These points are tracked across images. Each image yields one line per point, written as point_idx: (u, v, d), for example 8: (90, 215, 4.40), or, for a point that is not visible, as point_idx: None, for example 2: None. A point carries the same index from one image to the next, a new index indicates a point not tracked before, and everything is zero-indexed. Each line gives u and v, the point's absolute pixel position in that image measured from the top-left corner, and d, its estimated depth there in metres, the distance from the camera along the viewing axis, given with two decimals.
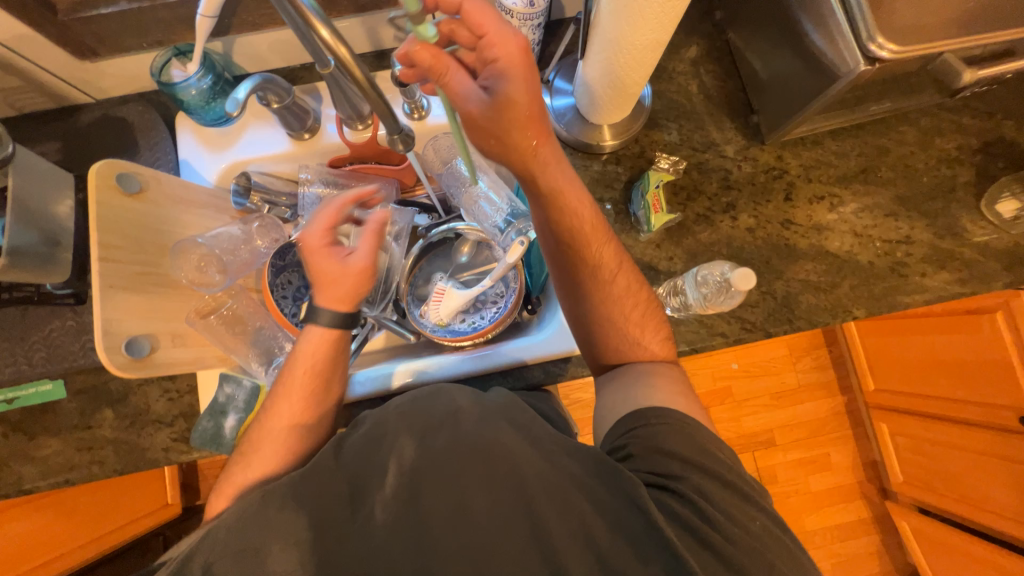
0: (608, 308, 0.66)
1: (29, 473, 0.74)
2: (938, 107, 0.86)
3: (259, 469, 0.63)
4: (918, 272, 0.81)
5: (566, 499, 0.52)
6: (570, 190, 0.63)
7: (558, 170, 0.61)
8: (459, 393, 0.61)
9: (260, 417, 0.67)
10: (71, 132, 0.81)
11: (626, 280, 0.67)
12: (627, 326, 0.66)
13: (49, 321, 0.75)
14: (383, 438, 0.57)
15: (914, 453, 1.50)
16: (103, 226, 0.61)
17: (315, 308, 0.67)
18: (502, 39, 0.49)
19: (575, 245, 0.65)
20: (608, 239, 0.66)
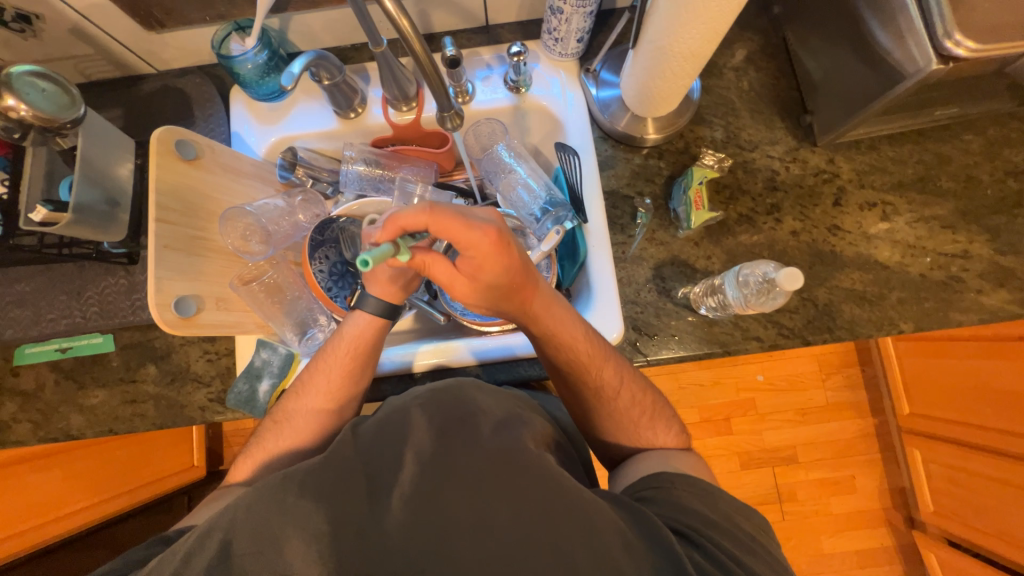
0: (606, 420, 0.69)
1: (77, 419, 0.79)
2: (1009, 115, 0.81)
3: (289, 441, 0.69)
4: (974, 288, 0.77)
5: (584, 509, 0.50)
6: (566, 327, 0.64)
7: (550, 313, 0.63)
8: (481, 395, 0.62)
9: (296, 389, 0.71)
10: (133, 99, 0.85)
11: (630, 393, 0.68)
12: (632, 421, 0.68)
13: (104, 278, 0.79)
14: (404, 426, 0.58)
15: (949, 483, 1.43)
16: (162, 189, 0.65)
17: (363, 296, 0.69)
18: (478, 242, 0.52)
19: (572, 373, 0.66)
20: (609, 362, 0.66)
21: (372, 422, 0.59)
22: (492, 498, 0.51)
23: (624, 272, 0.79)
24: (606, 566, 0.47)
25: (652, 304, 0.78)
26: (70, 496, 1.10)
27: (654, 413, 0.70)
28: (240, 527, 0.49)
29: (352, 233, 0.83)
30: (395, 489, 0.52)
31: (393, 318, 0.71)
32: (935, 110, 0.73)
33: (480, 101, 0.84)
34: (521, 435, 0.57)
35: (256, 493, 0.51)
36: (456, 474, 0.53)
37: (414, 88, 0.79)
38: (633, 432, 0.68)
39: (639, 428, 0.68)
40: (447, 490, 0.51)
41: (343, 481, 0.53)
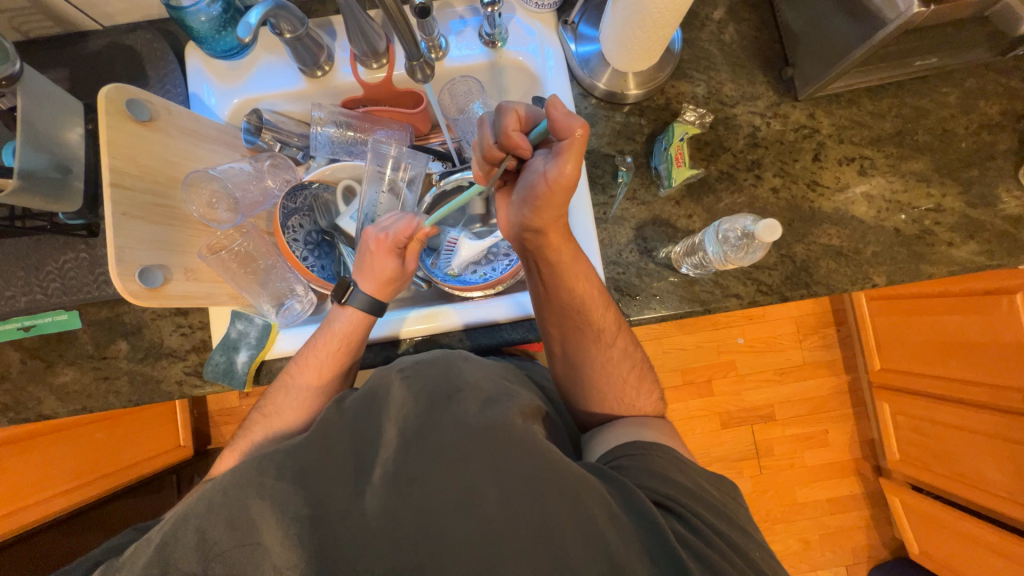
0: (597, 370, 0.69)
1: (47, 398, 0.76)
2: (984, 67, 0.81)
3: (274, 429, 0.68)
4: (945, 241, 0.78)
5: (570, 487, 0.50)
6: (574, 264, 0.64)
7: (566, 246, 0.63)
8: (468, 367, 0.63)
9: (281, 381, 0.71)
10: (79, 58, 0.79)
11: (623, 344, 0.70)
12: (619, 387, 0.69)
13: (63, 252, 0.74)
14: (387, 400, 0.59)
15: (914, 433, 1.51)
16: (115, 151, 0.60)
17: (354, 289, 0.72)
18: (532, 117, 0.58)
19: (580, 312, 0.67)
20: (609, 306, 0.68)
21: (356, 395, 0.61)
22: (477, 473, 0.51)
23: (605, 233, 0.79)
24: (592, 536, 0.48)
25: (634, 265, 0.78)
26: (51, 481, 1.08)
27: (641, 370, 0.71)
28: (218, 514, 0.49)
29: (326, 200, 0.85)
30: (385, 465, 0.53)
31: (379, 312, 0.73)
32: (915, 61, 0.72)
33: (454, 57, 0.80)
34: (508, 409, 0.57)
35: (237, 477, 0.51)
36: (443, 448, 0.53)
37: (384, 43, 0.75)
38: (621, 390, 0.69)
39: (622, 400, 0.69)
40: (438, 463, 0.52)
41: (328, 462, 0.53)
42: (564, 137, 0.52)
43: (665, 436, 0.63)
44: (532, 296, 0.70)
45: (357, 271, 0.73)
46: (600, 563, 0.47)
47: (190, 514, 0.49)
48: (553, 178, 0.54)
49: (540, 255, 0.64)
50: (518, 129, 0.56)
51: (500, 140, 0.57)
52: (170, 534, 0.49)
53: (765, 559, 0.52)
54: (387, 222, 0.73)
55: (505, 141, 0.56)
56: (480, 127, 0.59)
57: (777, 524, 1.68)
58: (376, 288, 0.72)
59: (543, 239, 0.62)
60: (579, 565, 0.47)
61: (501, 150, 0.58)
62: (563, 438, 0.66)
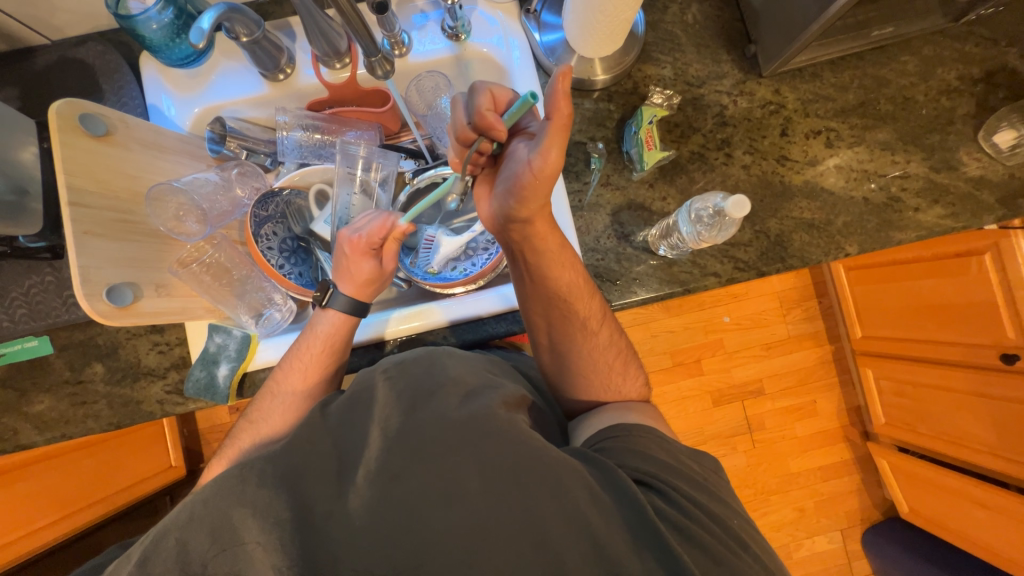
0: (586, 357, 0.70)
1: (23, 427, 0.74)
2: (940, 34, 0.83)
3: (260, 437, 0.67)
4: (912, 207, 0.80)
5: (553, 474, 0.50)
6: (561, 250, 0.64)
7: (553, 234, 0.63)
8: (453, 362, 0.63)
9: (267, 387, 0.71)
10: (29, 75, 0.76)
11: (609, 330, 0.70)
12: (608, 373, 0.70)
13: (27, 276, 0.72)
14: (371, 401, 0.59)
15: (898, 396, 1.55)
16: (70, 168, 0.59)
17: (333, 292, 0.72)
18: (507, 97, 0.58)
19: (566, 299, 0.67)
20: (594, 295, 0.69)
21: (340, 400, 0.60)
22: (460, 467, 0.51)
23: (582, 221, 0.79)
24: (574, 518, 0.48)
25: (612, 250, 0.78)
26: (40, 511, 1.05)
27: (627, 356, 0.72)
28: (199, 526, 0.48)
29: (298, 206, 0.83)
30: (371, 464, 0.52)
31: (362, 314, 0.73)
32: (872, 31, 0.73)
33: (418, 53, 0.79)
34: (492, 401, 0.57)
35: (218, 487, 0.50)
36: (425, 444, 0.53)
37: (345, 43, 0.73)
38: (608, 375, 0.70)
39: (608, 385, 0.70)
40: (420, 457, 0.52)
41: (310, 467, 0.53)
42: (548, 119, 0.51)
43: (648, 416, 0.64)
44: (517, 285, 0.70)
45: (336, 276, 0.73)
46: (586, 546, 0.47)
47: (170, 527, 0.49)
48: (538, 168, 0.54)
49: (527, 243, 0.63)
50: (492, 109, 0.56)
51: (475, 121, 0.56)
52: (148, 551, 0.47)
53: (746, 529, 0.53)
54: (361, 222, 0.72)
55: (480, 122, 0.55)
56: (455, 109, 0.58)
57: (772, 495, 1.71)
58: (354, 288, 0.72)
59: (529, 227, 0.61)
60: (565, 551, 0.47)
61: (474, 131, 0.57)
62: (551, 427, 0.66)
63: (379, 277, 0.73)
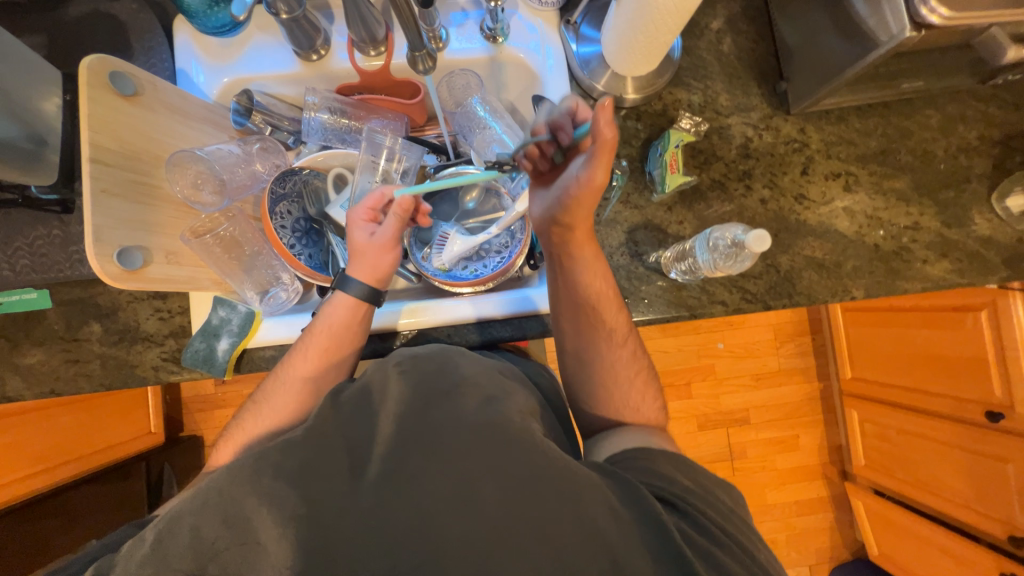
0: (607, 369, 0.70)
1: (11, 379, 0.73)
2: (966, 93, 0.84)
3: (266, 421, 0.67)
4: (920, 258, 0.82)
5: (570, 489, 0.50)
6: (593, 259, 0.66)
7: (588, 243, 0.65)
8: (464, 361, 0.63)
9: (275, 371, 0.70)
10: (58, 25, 0.75)
11: (633, 346, 0.71)
12: (629, 389, 0.70)
13: (34, 227, 0.71)
14: (383, 395, 0.59)
15: (880, 441, 1.57)
16: (94, 125, 0.58)
17: (347, 278, 0.71)
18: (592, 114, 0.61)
19: (593, 307, 0.68)
20: (621, 307, 0.69)
21: (351, 389, 0.60)
22: (478, 472, 0.51)
23: (597, 235, 0.79)
24: (590, 538, 0.48)
25: (624, 268, 0.79)
26: (18, 461, 1.04)
27: (648, 374, 0.71)
28: (213, 511, 0.49)
29: (315, 187, 0.83)
30: (380, 455, 0.53)
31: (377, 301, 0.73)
32: (902, 83, 0.75)
33: (454, 50, 0.79)
34: (506, 408, 0.57)
35: (233, 470, 0.52)
36: (442, 444, 0.53)
37: (383, 31, 0.74)
38: (626, 389, 0.70)
39: (628, 402, 0.69)
40: (433, 455, 0.52)
41: (312, 458, 0.52)
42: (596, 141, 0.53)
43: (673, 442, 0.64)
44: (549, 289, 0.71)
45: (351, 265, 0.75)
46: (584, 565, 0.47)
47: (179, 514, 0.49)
48: (583, 182, 0.57)
49: (563, 249, 0.66)
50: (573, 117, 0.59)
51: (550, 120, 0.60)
52: (172, 522, 0.49)
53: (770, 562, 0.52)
54: None
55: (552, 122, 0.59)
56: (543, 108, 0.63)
57: None
58: (368, 274, 0.72)
59: (570, 234, 0.63)
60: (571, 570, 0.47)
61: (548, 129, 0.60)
62: (559, 434, 0.66)
63: (377, 245, 0.71)
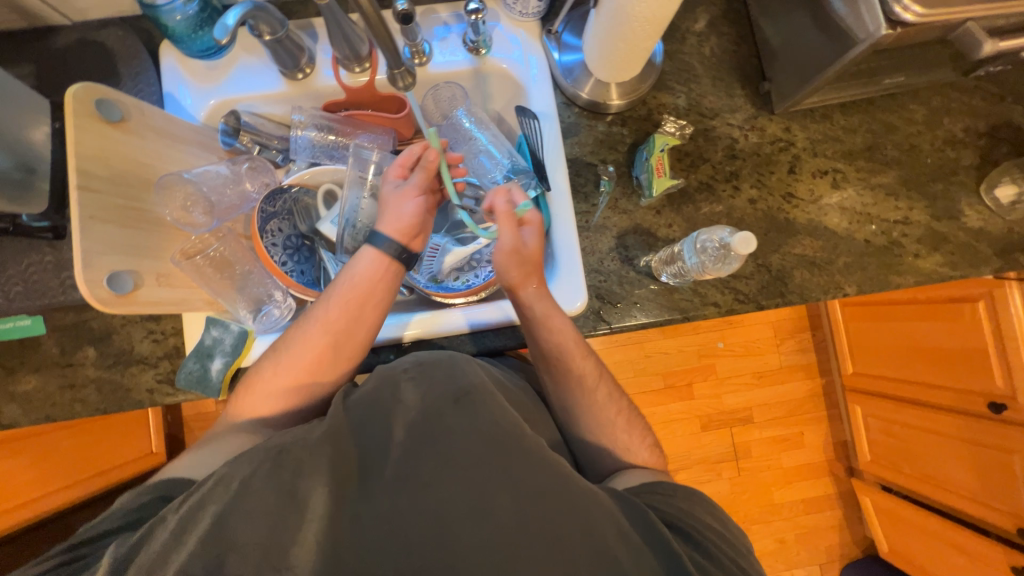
0: (587, 414, 0.69)
1: (8, 407, 0.73)
2: (950, 86, 0.85)
3: (288, 371, 0.66)
4: (912, 253, 0.81)
5: (582, 505, 0.51)
6: (552, 314, 0.68)
7: (541, 301, 0.68)
8: (472, 369, 0.61)
9: (299, 321, 0.68)
10: (47, 54, 0.76)
11: (607, 387, 0.70)
12: (613, 429, 0.69)
13: (27, 254, 0.71)
14: (394, 402, 0.58)
15: (885, 435, 1.56)
16: (82, 153, 0.58)
17: (376, 234, 0.70)
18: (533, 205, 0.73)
19: (559, 358, 0.68)
20: (589, 354, 0.69)
21: (362, 395, 0.60)
22: (489, 484, 0.51)
23: (587, 241, 0.79)
24: (588, 550, 0.48)
25: (615, 273, 0.79)
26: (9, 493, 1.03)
27: (629, 413, 0.70)
28: (224, 528, 0.48)
29: (306, 204, 0.83)
30: (380, 473, 0.53)
31: (405, 260, 0.71)
32: (884, 79, 0.75)
33: (438, 63, 0.80)
34: (514, 417, 0.57)
35: (225, 478, 0.51)
36: (448, 455, 0.53)
37: (367, 48, 0.74)
38: (611, 430, 0.69)
39: (615, 443, 0.68)
40: (433, 472, 0.52)
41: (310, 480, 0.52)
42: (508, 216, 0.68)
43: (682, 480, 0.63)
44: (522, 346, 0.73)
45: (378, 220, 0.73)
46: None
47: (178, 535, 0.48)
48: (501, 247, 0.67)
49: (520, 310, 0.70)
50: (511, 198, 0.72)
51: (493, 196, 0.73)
52: (161, 526, 0.49)
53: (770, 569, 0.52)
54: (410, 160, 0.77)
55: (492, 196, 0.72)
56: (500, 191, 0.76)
57: (755, 525, 1.71)
58: (395, 227, 0.70)
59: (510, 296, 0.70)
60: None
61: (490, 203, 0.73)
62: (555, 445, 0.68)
63: (405, 195, 0.71)
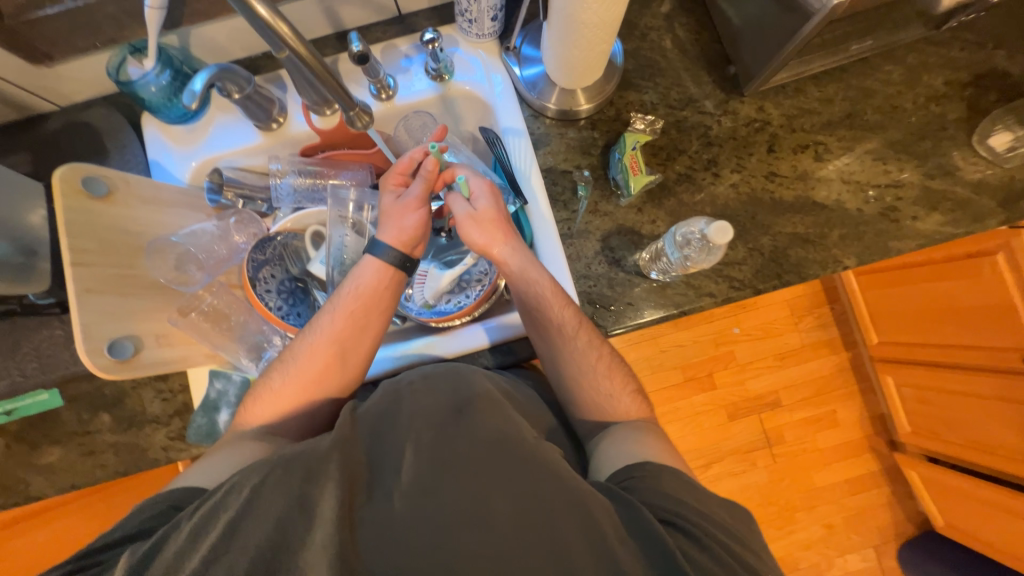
0: (570, 362, 0.70)
1: (35, 479, 0.76)
2: (924, 41, 0.83)
3: (295, 380, 0.68)
4: (909, 216, 0.79)
5: (584, 512, 0.51)
6: (525, 266, 0.71)
7: (512, 255, 0.71)
8: (476, 377, 0.63)
9: (306, 333, 0.71)
10: (40, 140, 0.80)
11: (589, 336, 0.70)
12: (596, 377, 0.70)
13: (38, 331, 0.74)
14: (400, 416, 0.60)
15: (922, 403, 1.49)
16: (74, 230, 0.60)
17: (377, 243, 0.72)
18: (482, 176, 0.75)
19: (537, 308, 0.70)
20: (570, 303, 0.70)
21: (370, 408, 0.61)
22: (488, 491, 0.52)
23: (572, 248, 0.79)
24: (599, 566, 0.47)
25: (604, 276, 0.78)
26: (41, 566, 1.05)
27: (611, 360, 0.71)
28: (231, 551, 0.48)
29: (295, 247, 0.86)
30: (379, 491, 0.53)
31: (407, 267, 0.73)
32: (853, 45, 0.73)
33: (404, 95, 0.82)
34: (516, 423, 0.58)
35: (225, 512, 0.51)
36: (448, 463, 0.54)
37: None
38: (593, 377, 0.70)
39: (598, 392, 0.70)
40: (429, 486, 0.52)
41: None
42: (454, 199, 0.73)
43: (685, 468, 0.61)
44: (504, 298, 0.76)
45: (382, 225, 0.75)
46: None
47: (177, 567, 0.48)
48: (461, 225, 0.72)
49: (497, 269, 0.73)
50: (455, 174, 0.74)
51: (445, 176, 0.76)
52: (152, 552, 0.49)
53: None
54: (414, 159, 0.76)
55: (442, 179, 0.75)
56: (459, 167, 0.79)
57: (797, 512, 1.65)
58: (396, 236, 0.72)
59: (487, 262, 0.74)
60: None
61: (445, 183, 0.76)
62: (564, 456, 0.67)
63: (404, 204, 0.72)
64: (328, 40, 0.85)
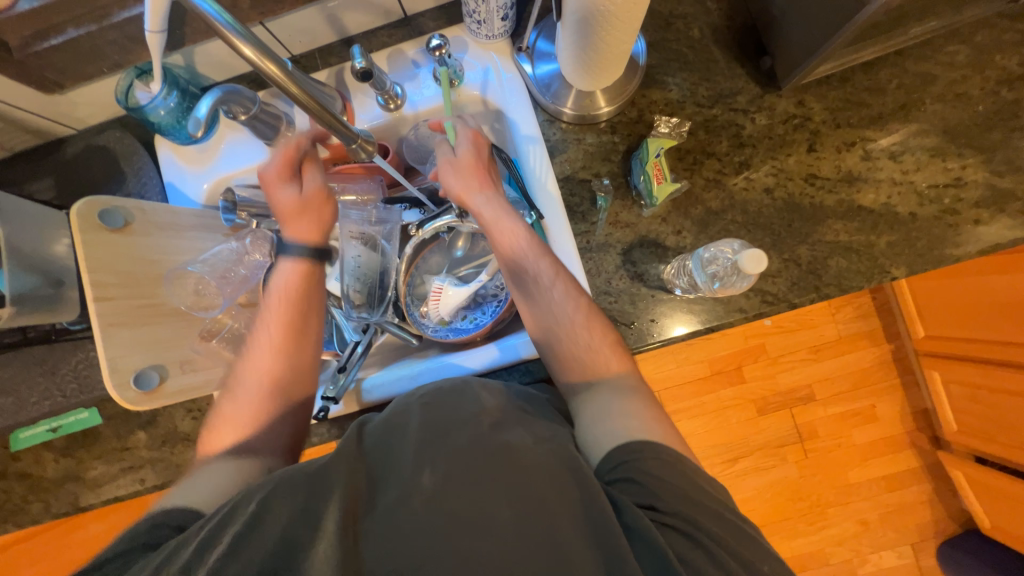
0: (552, 321, 0.66)
1: (81, 491, 0.80)
2: (996, 16, 0.72)
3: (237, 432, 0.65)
4: (971, 219, 0.71)
5: (601, 531, 0.45)
6: (496, 216, 0.69)
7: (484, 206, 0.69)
8: (485, 393, 0.61)
9: (237, 370, 0.70)
10: (61, 164, 0.82)
11: (566, 286, 0.66)
12: (590, 349, 0.64)
13: (73, 354, 0.77)
14: (405, 431, 0.56)
15: (971, 402, 1.39)
16: (93, 265, 0.61)
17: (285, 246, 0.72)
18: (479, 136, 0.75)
19: (512, 258, 0.69)
20: (544, 252, 0.68)
21: (377, 422, 0.59)
22: (494, 517, 0.47)
23: (592, 263, 0.75)
24: None
25: (625, 292, 0.74)
26: None
27: (599, 320, 0.65)
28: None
29: None
30: (375, 516, 0.48)
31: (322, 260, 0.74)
32: (912, 28, 0.64)
33: (413, 104, 0.78)
34: (523, 435, 0.54)
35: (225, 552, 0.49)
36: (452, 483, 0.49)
37: (339, 104, 0.73)
38: (573, 332, 0.65)
39: (592, 364, 0.63)
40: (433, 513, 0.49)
41: None
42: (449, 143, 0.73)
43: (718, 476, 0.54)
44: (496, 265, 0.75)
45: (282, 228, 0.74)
46: None
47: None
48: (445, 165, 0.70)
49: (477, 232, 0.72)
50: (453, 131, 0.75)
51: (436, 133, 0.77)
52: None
53: None
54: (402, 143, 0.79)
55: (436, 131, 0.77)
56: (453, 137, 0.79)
57: (830, 508, 1.60)
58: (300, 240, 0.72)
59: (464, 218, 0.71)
60: None
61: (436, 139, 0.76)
62: None
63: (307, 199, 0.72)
64: (334, 48, 0.81)
